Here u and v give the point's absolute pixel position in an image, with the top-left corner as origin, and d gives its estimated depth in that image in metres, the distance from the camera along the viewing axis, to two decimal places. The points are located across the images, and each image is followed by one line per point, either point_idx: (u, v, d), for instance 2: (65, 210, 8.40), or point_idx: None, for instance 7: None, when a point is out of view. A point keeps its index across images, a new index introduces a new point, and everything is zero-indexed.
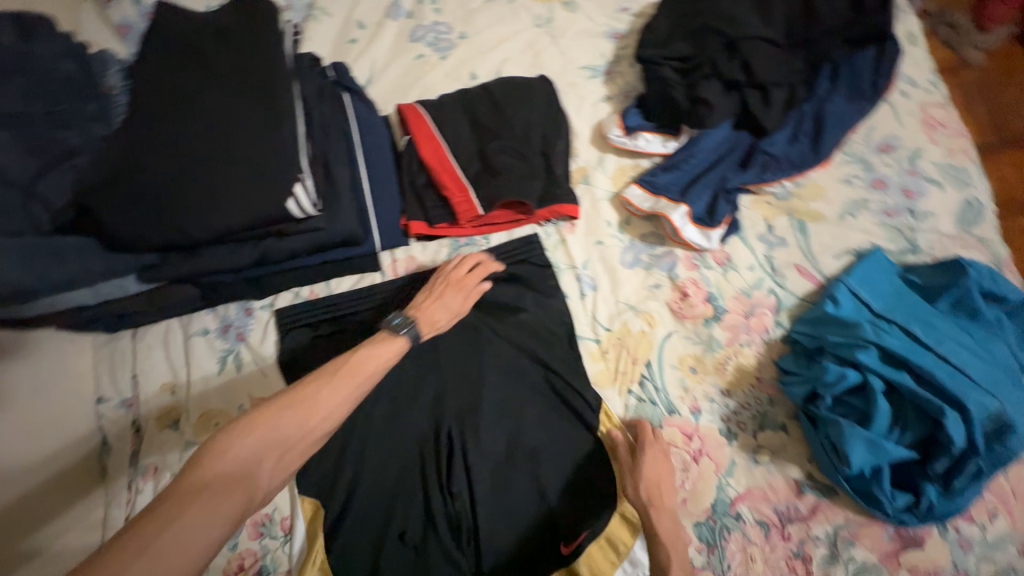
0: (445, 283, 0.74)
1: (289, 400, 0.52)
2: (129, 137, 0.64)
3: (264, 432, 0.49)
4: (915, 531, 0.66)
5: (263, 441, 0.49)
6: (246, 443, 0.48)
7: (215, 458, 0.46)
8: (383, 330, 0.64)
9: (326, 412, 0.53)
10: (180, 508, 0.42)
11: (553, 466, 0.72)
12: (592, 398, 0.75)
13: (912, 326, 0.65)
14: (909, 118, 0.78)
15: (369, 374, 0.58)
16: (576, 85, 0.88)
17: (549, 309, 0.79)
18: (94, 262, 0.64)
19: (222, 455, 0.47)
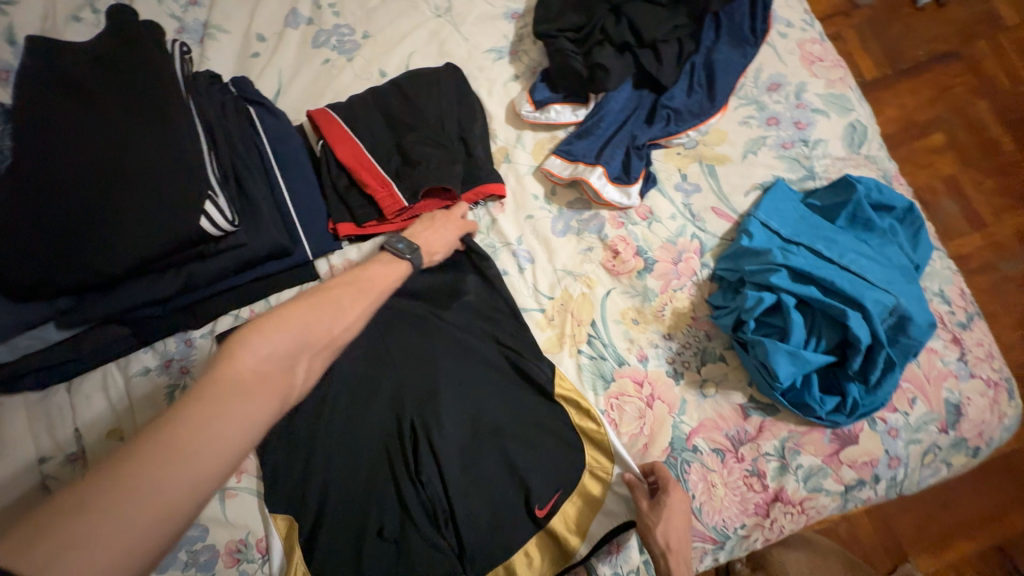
0: (446, 216, 0.80)
1: (315, 307, 0.59)
2: (22, 182, 0.61)
3: (295, 332, 0.55)
4: (850, 429, 0.72)
5: (295, 339, 0.55)
6: (283, 339, 0.55)
7: (258, 349, 0.52)
8: (387, 251, 0.72)
9: (346, 324, 0.62)
10: (242, 385, 0.49)
11: (519, 436, 0.74)
12: (547, 366, 0.77)
13: (815, 245, 0.71)
14: (791, 57, 0.84)
15: (375, 289, 0.67)
16: (485, 69, 0.90)
17: (491, 289, 0.81)
18: (3, 318, 0.63)
19: (263, 348, 0.53)
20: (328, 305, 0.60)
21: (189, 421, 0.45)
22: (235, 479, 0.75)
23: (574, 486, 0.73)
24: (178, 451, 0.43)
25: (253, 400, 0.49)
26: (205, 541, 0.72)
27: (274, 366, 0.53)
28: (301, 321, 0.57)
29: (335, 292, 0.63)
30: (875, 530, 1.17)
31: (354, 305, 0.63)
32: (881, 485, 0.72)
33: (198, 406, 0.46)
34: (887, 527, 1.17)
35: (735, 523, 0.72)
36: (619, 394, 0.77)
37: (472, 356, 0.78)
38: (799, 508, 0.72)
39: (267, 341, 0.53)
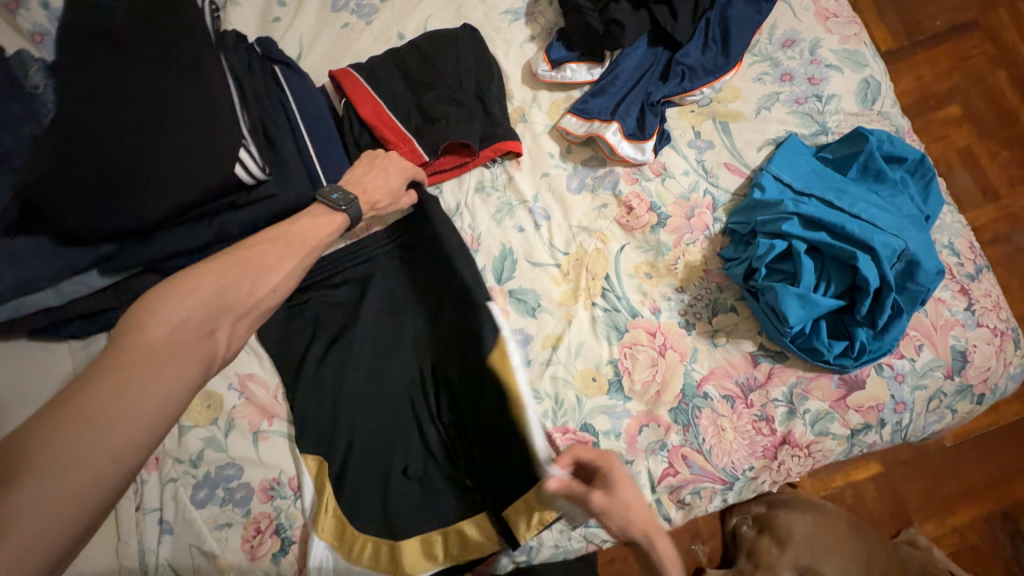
0: (387, 161, 0.78)
1: (232, 270, 0.58)
2: (62, 132, 0.64)
3: (207, 294, 0.54)
4: (857, 375, 0.75)
5: (211, 300, 0.54)
6: (187, 303, 0.52)
7: (156, 321, 0.50)
8: (321, 203, 0.71)
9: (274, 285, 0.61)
10: (151, 356, 0.47)
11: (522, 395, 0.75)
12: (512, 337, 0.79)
13: (826, 195, 0.73)
14: (806, 13, 0.85)
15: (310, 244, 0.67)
16: (501, 30, 0.92)
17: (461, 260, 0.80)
18: (50, 262, 0.65)
19: (163, 319, 0.50)
20: (250, 265, 0.60)
21: (104, 387, 0.43)
22: (267, 423, 0.79)
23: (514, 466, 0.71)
24: (86, 425, 0.41)
25: (173, 364, 0.48)
26: (241, 479, 0.77)
27: (187, 335, 0.51)
28: (216, 285, 0.56)
29: (256, 251, 0.62)
30: (881, 496, 1.19)
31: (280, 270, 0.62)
32: (886, 429, 0.75)
33: (106, 379, 0.44)
34: (893, 492, 1.19)
35: (743, 465, 0.75)
36: (632, 344, 0.80)
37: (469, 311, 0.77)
38: (806, 451, 0.75)
39: (175, 311, 0.51)
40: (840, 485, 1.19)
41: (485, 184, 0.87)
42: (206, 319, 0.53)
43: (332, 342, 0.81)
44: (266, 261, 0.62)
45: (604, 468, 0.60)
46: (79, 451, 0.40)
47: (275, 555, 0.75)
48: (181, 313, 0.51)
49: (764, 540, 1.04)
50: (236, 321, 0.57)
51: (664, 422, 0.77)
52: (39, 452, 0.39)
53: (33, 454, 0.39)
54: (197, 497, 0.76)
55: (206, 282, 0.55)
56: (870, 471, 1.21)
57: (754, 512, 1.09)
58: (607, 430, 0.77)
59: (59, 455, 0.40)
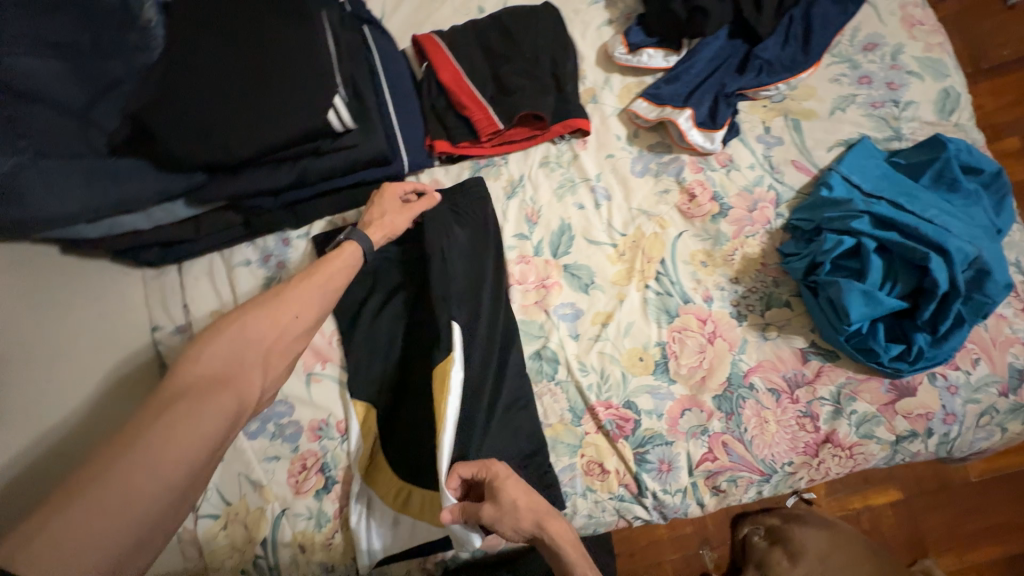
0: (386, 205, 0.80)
1: (260, 304, 0.64)
2: (172, 65, 0.68)
3: (234, 331, 0.60)
4: (909, 382, 0.75)
5: (235, 338, 0.60)
6: (216, 346, 0.59)
7: (189, 366, 0.56)
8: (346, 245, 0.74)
9: (295, 312, 0.65)
10: (183, 398, 0.52)
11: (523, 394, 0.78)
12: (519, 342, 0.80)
13: (897, 199, 0.73)
14: (891, 18, 0.85)
15: (338, 280, 0.71)
16: (580, 12, 0.94)
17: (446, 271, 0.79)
18: (148, 186, 0.69)
19: (195, 363, 0.56)
20: (270, 303, 0.65)
21: (145, 421, 0.49)
22: (321, 365, 0.82)
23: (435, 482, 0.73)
24: (128, 450, 0.47)
25: (204, 396, 0.53)
26: (291, 417, 0.80)
27: (214, 371, 0.57)
28: (240, 326, 0.61)
29: (286, 291, 0.67)
30: (899, 524, 1.16)
31: (304, 304, 0.66)
32: (933, 440, 0.74)
33: (147, 416, 0.50)
34: (912, 521, 1.17)
35: (783, 459, 0.76)
36: (682, 329, 0.81)
37: (499, 299, 0.81)
38: (848, 452, 0.75)
39: (205, 356, 0.57)
40: (858, 508, 1.17)
41: (550, 160, 0.89)
42: (231, 358, 0.59)
43: (389, 297, 0.84)
44: (287, 296, 0.66)
45: (486, 479, 0.64)
46: (128, 472, 0.45)
47: (318, 492, 0.76)
48: (207, 354, 0.58)
49: (776, 552, 1.04)
50: (267, 361, 0.62)
51: (708, 408, 0.77)
52: (91, 478, 0.45)
53: (88, 480, 0.44)
54: (249, 429, 0.79)
55: (229, 325, 0.61)
56: (891, 497, 1.18)
57: (768, 523, 1.09)
58: (649, 409, 0.78)
59: (113, 478, 0.45)
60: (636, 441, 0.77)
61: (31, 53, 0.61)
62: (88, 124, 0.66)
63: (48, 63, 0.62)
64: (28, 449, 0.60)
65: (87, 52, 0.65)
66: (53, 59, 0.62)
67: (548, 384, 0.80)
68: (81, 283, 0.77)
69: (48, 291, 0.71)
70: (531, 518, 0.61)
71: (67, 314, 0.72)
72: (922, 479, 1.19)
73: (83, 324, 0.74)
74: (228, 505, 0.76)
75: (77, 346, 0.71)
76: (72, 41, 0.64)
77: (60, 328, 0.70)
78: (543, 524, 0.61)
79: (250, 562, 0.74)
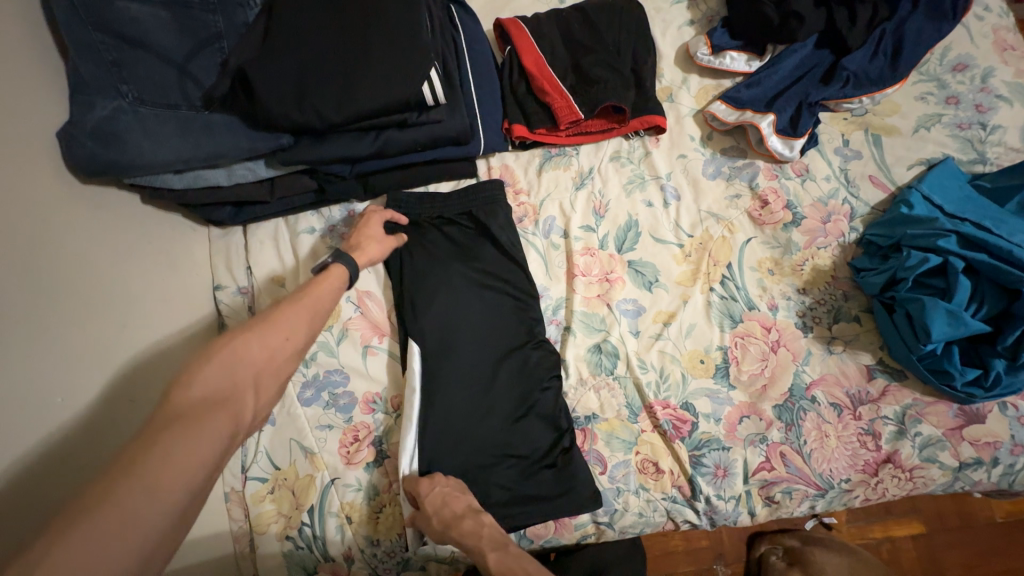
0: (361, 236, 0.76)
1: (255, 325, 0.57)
2: (273, 24, 0.68)
3: (228, 354, 0.52)
4: (978, 409, 0.73)
5: (228, 360, 0.52)
6: (211, 370, 0.51)
7: (183, 388, 0.48)
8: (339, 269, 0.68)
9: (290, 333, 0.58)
10: (182, 422, 0.45)
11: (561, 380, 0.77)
12: (586, 325, 0.81)
13: (984, 222, 0.72)
14: (983, 41, 0.86)
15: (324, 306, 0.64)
16: (662, 10, 0.94)
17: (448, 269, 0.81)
18: (233, 142, 0.70)
19: (189, 383, 0.49)
20: (265, 326, 0.57)
21: (138, 446, 0.42)
22: (377, 339, 0.81)
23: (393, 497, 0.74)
24: (121, 477, 0.40)
25: (203, 417, 0.46)
26: (346, 387, 0.79)
27: (212, 395, 0.49)
28: (232, 347, 0.53)
29: (281, 313, 0.59)
30: (921, 560, 1.11)
31: (296, 326, 0.59)
32: (997, 470, 0.72)
33: (140, 442, 0.43)
34: (933, 560, 1.11)
35: (840, 476, 0.74)
36: (745, 334, 0.79)
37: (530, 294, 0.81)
38: (907, 475, 0.73)
39: (199, 376, 0.49)
40: (878, 538, 1.12)
41: (622, 154, 0.88)
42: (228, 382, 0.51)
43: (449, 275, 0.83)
44: (278, 319, 0.58)
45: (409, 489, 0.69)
46: (127, 501, 0.39)
47: (369, 465, 0.75)
48: (204, 374, 0.50)
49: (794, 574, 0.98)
50: (259, 381, 0.54)
51: (767, 417, 0.76)
52: (86, 506, 0.38)
53: (81, 512, 0.37)
54: (304, 396, 0.78)
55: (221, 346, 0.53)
56: (912, 531, 1.13)
57: (787, 544, 1.05)
58: (707, 413, 0.76)
59: (109, 508, 0.38)
60: (692, 443, 0.75)
61: (143, 3, 0.65)
62: (186, 76, 0.68)
63: (156, 12, 0.66)
64: (95, 390, 0.62)
65: (192, 3, 0.67)
66: (161, 8, 0.65)
67: (607, 378, 0.79)
68: (155, 233, 0.78)
69: (126, 239, 0.73)
70: (438, 528, 0.63)
71: (129, 271, 0.72)
72: (946, 516, 1.14)
73: (145, 284, 0.73)
74: (277, 470, 0.76)
75: (132, 305, 0.70)
76: None
77: (119, 292, 0.69)
78: (448, 532, 0.62)
79: (295, 529, 0.73)
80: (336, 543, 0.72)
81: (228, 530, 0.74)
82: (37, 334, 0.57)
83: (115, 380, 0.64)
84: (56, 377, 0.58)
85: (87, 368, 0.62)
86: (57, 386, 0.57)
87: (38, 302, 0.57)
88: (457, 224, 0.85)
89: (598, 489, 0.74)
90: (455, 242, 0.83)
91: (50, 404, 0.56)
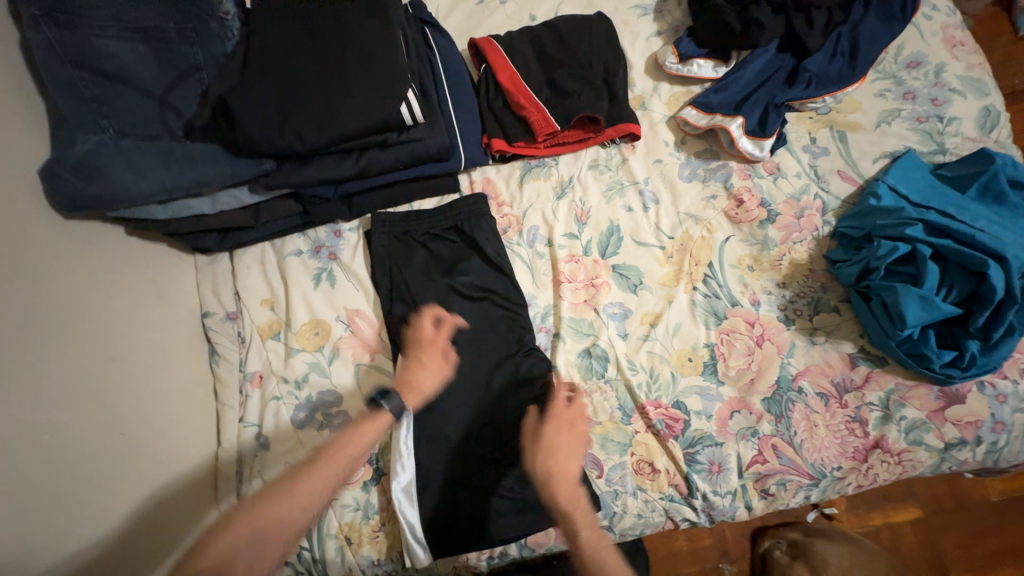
0: (420, 350, 0.74)
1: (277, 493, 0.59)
2: (252, 55, 0.70)
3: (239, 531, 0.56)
4: (958, 389, 0.75)
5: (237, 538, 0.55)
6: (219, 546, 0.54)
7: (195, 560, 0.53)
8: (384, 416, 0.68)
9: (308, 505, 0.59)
10: None
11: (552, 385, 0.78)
12: (575, 331, 0.82)
13: (948, 210, 0.75)
14: (934, 38, 0.91)
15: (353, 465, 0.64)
16: (629, 23, 0.98)
17: (436, 282, 0.82)
18: (218, 171, 0.71)
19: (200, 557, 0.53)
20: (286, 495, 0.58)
21: None
22: (369, 356, 0.80)
23: (390, 514, 0.73)
24: None
25: None
26: (339, 406, 0.77)
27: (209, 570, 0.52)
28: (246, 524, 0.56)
29: (307, 480, 0.60)
30: (920, 544, 1.12)
31: (316, 494, 0.60)
32: (981, 448, 0.74)
33: None
34: (931, 543, 1.12)
35: (832, 464, 0.75)
36: (730, 331, 0.81)
37: (517, 304, 0.82)
38: (896, 459, 0.75)
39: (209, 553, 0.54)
40: (878, 525, 1.13)
41: (600, 163, 0.91)
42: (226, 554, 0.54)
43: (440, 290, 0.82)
44: (306, 473, 0.61)
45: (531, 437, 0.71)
46: None
47: (366, 483, 0.75)
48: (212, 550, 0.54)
49: (798, 567, 0.99)
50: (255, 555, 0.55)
51: (757, 411, 0.77)
52: None
53: None
54: (297, 418, 0.76)
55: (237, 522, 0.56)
56: (910, 516, 1.14)
57: (789, 537, 1.05)
58: (698, 410, 0.78)
59: None
60: (686, 441, 0.76)
61: (121, 38, 0.66)
62: (166, 107, 0.69)
63: (135, 47, 0.67)
64: (84, 424, 0.61)
65: (170, 38, 0.68)
66: (139, 43, 0.67)
67: (598, 382, 0.79)
68: (140, 265, 0.78)
69: (112, 272, 0.73)
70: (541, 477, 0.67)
71: (116, 305, 0.71)
72: (942, 498, 1.15)
73: (133, 317, 0.73)
74: None
75: (120, 339, 0.70)
76: (159, 28, 0.68)
77: (108, 326, 0.69)
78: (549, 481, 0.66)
79: (295, 554, 0.72)
80: (336, 563, 0.72)
81: None
82: (26, 369, 0.56)
83: (102, 413, 0.64)
84: (45, 412, 0.57)
85: (77, 402, 0.61)
86: (47, 422, 0.57)
87: (25, 339, 0.57)
88: (442, 238, 0.86)
89: (596, 492, 0.74)
90: (441, 256, 0.84)
91: (38, 440, 0.55)
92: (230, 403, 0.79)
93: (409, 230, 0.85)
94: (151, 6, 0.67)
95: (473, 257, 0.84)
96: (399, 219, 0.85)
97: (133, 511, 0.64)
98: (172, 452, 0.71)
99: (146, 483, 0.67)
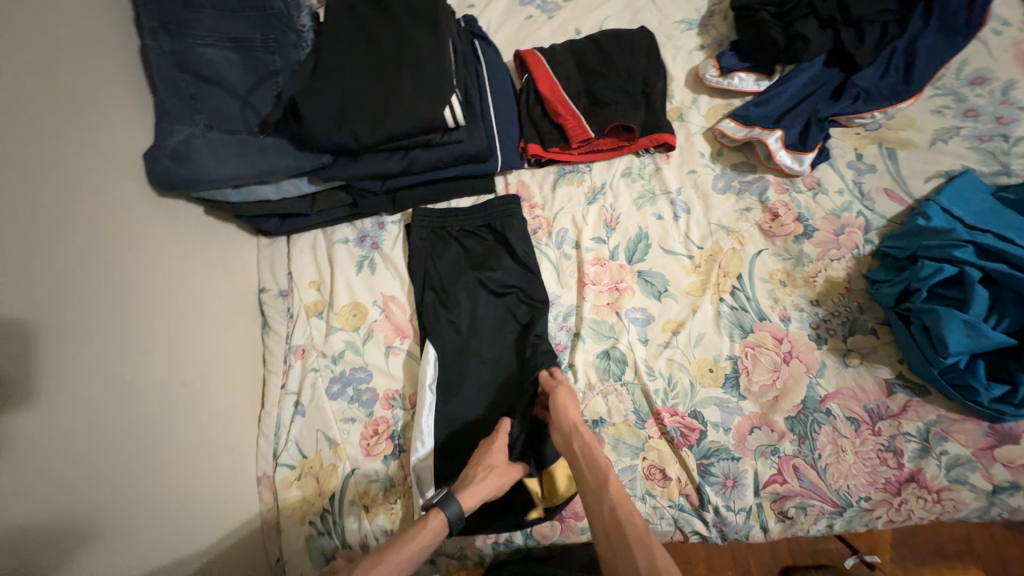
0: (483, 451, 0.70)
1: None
2: (321, 63, 0.80)
3: None
4: (1010, 428, 0.69)
5: None
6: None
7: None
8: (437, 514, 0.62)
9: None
10: None
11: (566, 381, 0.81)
12: (595, 331, 0.84)
13: (1007, 234, 0.70)
14: (1003, 54, 0.86)
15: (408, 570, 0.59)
16: (673, 37, 1.00)
17: (465, 276, 0.88)
18: (283, 162, 0.80)
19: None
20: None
21: None
22: (400, 340, 0.86)
23: (404, 492, 0.77)
24: None
25: None
26: (369, 383, 0.83)
27: None
28: None
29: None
30: None
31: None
32: None
33: None
34: None
35: (859, 493, 0.71)
36: (755, 345, 0.79)
37: (540, 301, 0.85)
38: (934, 497, 0.69)
39: None
40: None
41: (633, 171, 0.93)
42: None
43: (469, 284, 0.87)
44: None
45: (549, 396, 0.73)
46: None
47: (386, 457, 0.79)
48: None
49: None
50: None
51: (779, 429, 0.75)
52: None
53: None
54: (331, 390, 0.84)
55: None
56: None
57: None
58: (716, 422, 0.76)
59: None
60: (700, 451, 0.75)
61: (216, 46, 0.78)
62: (247, 106, 0.80)
63: (226, 54, 0.79)
64: (154, 371, 0.71)
65: (255, 46, 0.80)
66: (230, 51, 0.79)
67: (615, 384, 0.80)
68: (211, 242, 0.89)
69: (189, 246, 0.84)
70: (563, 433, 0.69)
71: (187, 274, 0.82)
72: (1009, 560, 1.02)
73: (201, 286, 0.84)
74: (304, 458, 0.80)
75: (188, 304, 0.80)
76: (248, 38, 0.80)
77: (181, 292, 0.79)
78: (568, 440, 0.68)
79: (316, 515, 0.76)
80: (353, 530, 0.75)
81: (257, 513, 0.79)
82: (113, 319, 0.67)
83: (168, 364, 0.73)
84: (125, 356, 0.67)
85: (150, 352, 0.71)
86: (125, 363, 0.66)
87: (114, 294, 0.68)
88: (475, 235, 0.91)
89: None
90: (472, 252, 0.90)
91: (117, 379, 0.65)
92: (275, 370, 0.88)
93: (445, 226, 0.91)
94: (243, 19, 0.80)
95: (501, 255, 0.89)
96: (436, 214, 0.91)
97: (185, 455, 0.72)
98: (222, 406, 0.80)
99: (198, 431, 0.75)
